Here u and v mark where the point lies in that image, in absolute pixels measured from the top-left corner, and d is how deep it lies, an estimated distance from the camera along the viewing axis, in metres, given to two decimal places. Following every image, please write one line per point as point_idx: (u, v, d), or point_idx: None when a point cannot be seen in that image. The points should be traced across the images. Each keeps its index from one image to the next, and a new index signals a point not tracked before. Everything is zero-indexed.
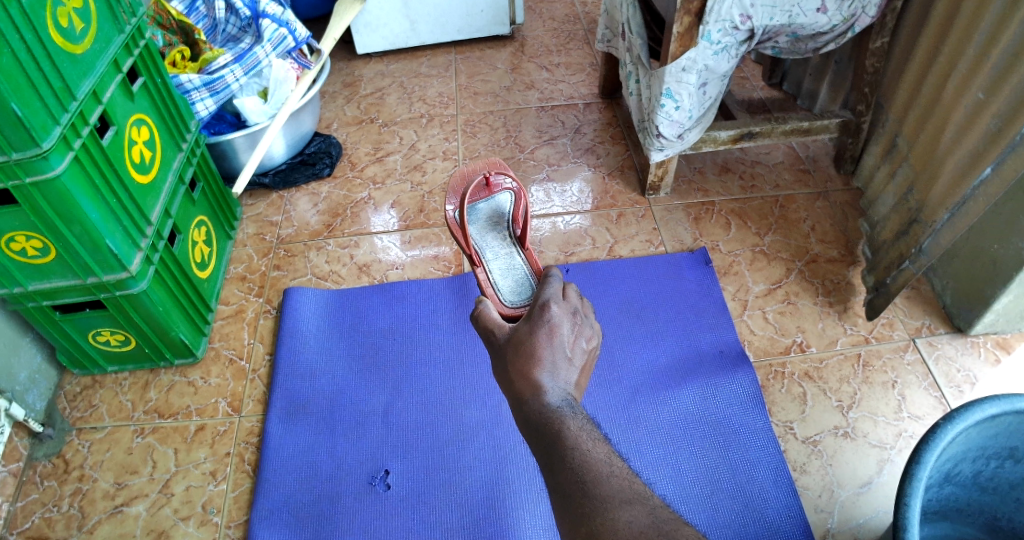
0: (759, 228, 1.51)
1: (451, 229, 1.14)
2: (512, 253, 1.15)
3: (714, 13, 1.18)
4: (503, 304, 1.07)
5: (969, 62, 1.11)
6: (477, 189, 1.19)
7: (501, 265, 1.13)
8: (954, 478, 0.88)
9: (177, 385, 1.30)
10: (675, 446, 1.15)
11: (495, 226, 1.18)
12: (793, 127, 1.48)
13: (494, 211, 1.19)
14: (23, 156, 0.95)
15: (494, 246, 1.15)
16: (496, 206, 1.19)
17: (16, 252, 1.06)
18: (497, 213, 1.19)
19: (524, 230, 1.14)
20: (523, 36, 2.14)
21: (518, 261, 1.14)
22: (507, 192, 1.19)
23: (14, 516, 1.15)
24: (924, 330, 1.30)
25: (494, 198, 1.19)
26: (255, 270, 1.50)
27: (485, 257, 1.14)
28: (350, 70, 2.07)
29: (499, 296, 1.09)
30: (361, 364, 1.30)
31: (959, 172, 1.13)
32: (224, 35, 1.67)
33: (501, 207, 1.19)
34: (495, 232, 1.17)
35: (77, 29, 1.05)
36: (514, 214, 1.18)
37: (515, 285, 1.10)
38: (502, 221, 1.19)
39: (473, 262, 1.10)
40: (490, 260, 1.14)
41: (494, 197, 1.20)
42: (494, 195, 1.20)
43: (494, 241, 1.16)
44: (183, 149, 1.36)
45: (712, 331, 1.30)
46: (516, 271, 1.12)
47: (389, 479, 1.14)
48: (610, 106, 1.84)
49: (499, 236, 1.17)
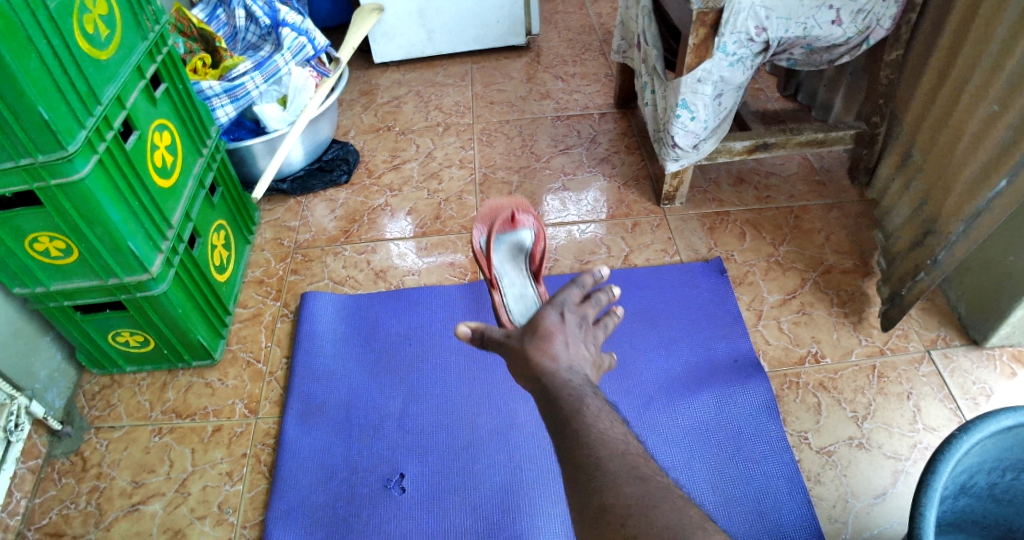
0: (773, 238, 1.51)
1: (475, 256, 1.13)
2: (528, 285, 1.11)
3: (730, 24, 1.19)
4: (513, 325, 1.03)
5: (982, 72, 1.12)
6: (502, 223, 1.14)
7: (516, 293, 1.09)
8: (969, 489, 0.88)
9: (195, 386, 1.32)
10: (690, 454, 1.15)
11: (516, 258, 1.14)
12: (808, 138, 1.48)
13: (517, 249, 1.15)
14: (48, 159, 0.97)
15: (512, 276, 1.11)
16: (518, 244, 1.15)
17: (39, 252, 1.09)
18: (520, 251, 1.15)
19: (541, 265, 1.11)
20: (538, 46, 2.16)
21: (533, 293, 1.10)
22: (530, 230, 1.15)
23: (31, 512, 1.16)
24: (939, 341, 1.30)
25: (517, 234, 1.15)
26: (272, 274, 1.51)
27: (500, 283, 1.10)
28: (367, 78, 2.09)
29: (510, 320, 1.06)
30: (376, 368, 1.31)
31: (975, 181, 1.14)
32: (245, 43, 1.69)
33: (523, 244, 1.15)
34: (514, 265, 1.13)
35: (102, 35, 1.08)
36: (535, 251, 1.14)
37: (526, 306, 1.07)
38: (522, 255, 1.14)
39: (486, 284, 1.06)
40: (506, 287, 1.10)
41: (517, 234, 1.15)
42: (517, 231, 1.15)
43: (511, 271, 1.12)
44: (203, 154, 1.38)
45: (726, 340, 1.30)
46: (530, 298, 1.08)
47: (403, 483, 1.15)
48: (625, 116, 1.86)
49: (518, 270, 1.13)
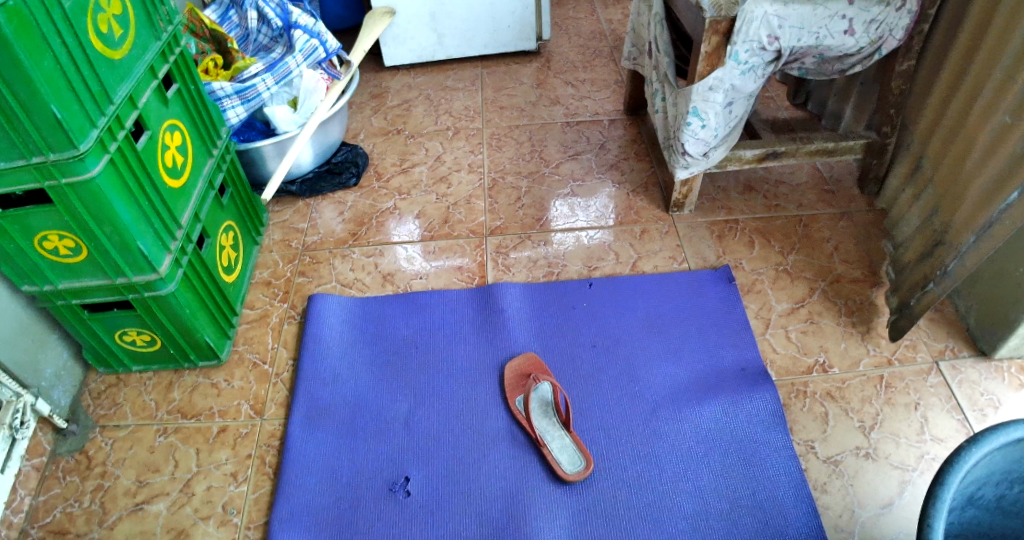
0: (782, 247, 1.51)
1: (518, 420, 1.20)
2: (563, 429, 1.18)
3: (742, 33, 1.19)
4: (568, 472, 1.13)
5: (995, 85, 1.12)
6: (518, 379, 1.26)
7: (557, 440, 1.17)
8: (977, 501, 0.87)
9: (201, 386, 1.32)
10: (696, 462, 1.14)
11: (547, 413, 1.20)
12: (818, 148, 1.48)
13: (543, 401, 1.22)
14: (59, 157, 0.97)
15: (550, 429, 1.18)
16: (542, 396, 1.23)
17: (49, 250, 1.09)
18: (544, 400, 1.22)
19: (569, 415, 1.16)
20: (549, 52, 2.16)
21: (568, 438, 1.17)
22: (546, 383, 1.24)
23: (36, 510, 1.16)
24: (947, 353, 1.29)
25: (539, 392, 1.23)
26: (280, 275, 1.51)
27: (545, 437, 1.17)
28: (378, 81, 2.10)
29: (560, 461, 1.14)
30: (382, 371, 1.31)
31: (987, 193, 1.13)
32: (257, 44, 1.69)
33: (546, 396, 1.23)
34: (548, 419, 1.20)
35: (116, 35, 1.08)
36: (557, 402, 1.21)
37: (569, 454, 1.15)
38: (550, 406, 1.21)
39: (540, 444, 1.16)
40: (550, 438, 1.17)
41: (538, 391, 1.23)
42: (537, 390, 1.23)
43: (549, 426, 1.18)
44: (213, 155, 1.39)
45: (733, 348, 1.30)
46: (567, 444, 1.16)
47: (408, 486, 1.15)
48: (635, 122, 1.85)
49: (551, 420, 1.19)
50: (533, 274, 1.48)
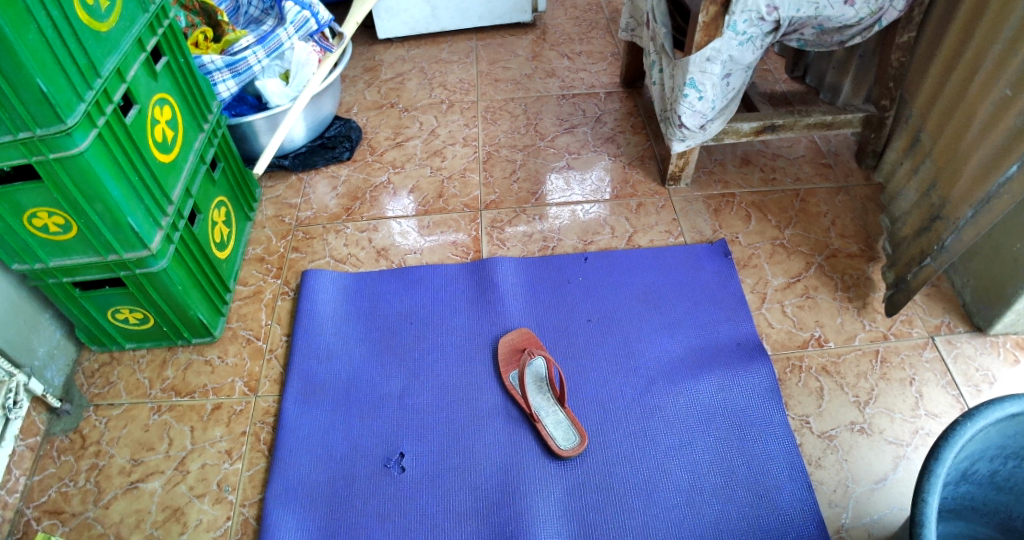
0: (779, 221, 1.50)
1: (513, 396, 1.21)
2: (557, 404, 1.18)
3: (740, 2, 1.16)
4: (562, 447, 1.13)
5: (995, 58, 1.10)
6: (512, 354, 1.26)
7: (551, 415, 1.17)
8: (970, 476, 0.87)
9: (195, 364, 1.31)
10: (691, 436, 1.15)
11: (542, 389, 1.21)
12: (816, 120, 1.47)
13: (536, 377, 1.23)
14: (46, 132, 0.95)
15: (544, 404, 1.19)
16: (536, 373, 1.24)
17: (39, 228, 1.08)
18: (538, 376, 1.23)
19: (564, 389, 1.17)
20: (544, 24, 2.13)
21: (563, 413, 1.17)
22: (540, 358, 1.25)
23: (31, 490, 1.16)
24: (943, 328, 1.29)
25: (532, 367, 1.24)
26: (273, 252, 1.50)
27: (540, 412, 1.18)
28: (371, 54, 2.07)
29: (554, 435, 1.15)
30: (377, 347, 1.30)
31: (984, 168, 1.12)
32: (247, 17, 1.67)
33: (539, 372, 1.24)
34: (542, 394, 1.20)
35: (102, 7, 1.06)
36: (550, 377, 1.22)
37: (564, 428, 1.15)
38: (544, 381, 1.22)
39: (533, 418, 1.16)
40: (544, 414, 1.17)
41: (531, 367, 1.24)
42: (531, 366, 1.24)
43: (543, 401, 1.19)
44: (204, 129, 1.37)
45: (729, 322, 1.30)
46: (562, 419, 1.16)
47: (403, 461, 1.15)
48: (631, 95, 1.83)
49: (545, 395, 1.20)
50: (528, 249, 1.47)
